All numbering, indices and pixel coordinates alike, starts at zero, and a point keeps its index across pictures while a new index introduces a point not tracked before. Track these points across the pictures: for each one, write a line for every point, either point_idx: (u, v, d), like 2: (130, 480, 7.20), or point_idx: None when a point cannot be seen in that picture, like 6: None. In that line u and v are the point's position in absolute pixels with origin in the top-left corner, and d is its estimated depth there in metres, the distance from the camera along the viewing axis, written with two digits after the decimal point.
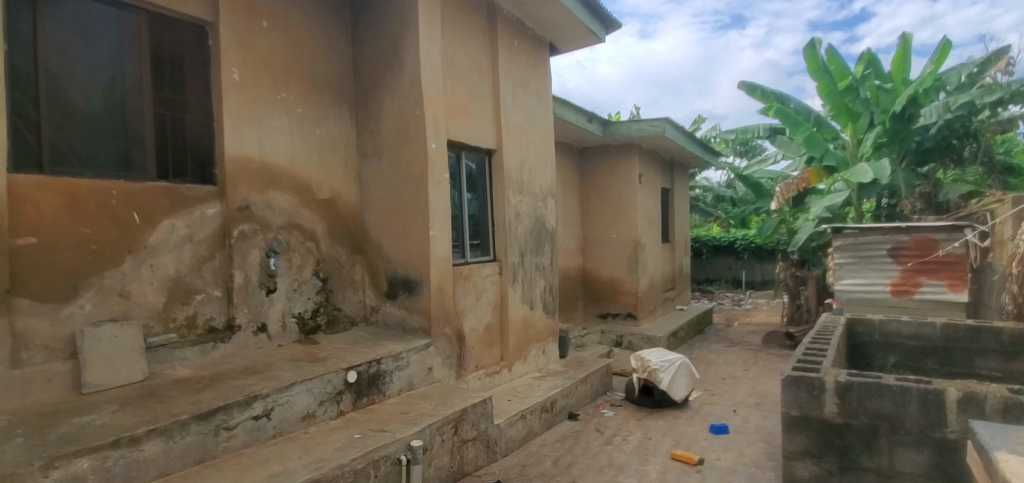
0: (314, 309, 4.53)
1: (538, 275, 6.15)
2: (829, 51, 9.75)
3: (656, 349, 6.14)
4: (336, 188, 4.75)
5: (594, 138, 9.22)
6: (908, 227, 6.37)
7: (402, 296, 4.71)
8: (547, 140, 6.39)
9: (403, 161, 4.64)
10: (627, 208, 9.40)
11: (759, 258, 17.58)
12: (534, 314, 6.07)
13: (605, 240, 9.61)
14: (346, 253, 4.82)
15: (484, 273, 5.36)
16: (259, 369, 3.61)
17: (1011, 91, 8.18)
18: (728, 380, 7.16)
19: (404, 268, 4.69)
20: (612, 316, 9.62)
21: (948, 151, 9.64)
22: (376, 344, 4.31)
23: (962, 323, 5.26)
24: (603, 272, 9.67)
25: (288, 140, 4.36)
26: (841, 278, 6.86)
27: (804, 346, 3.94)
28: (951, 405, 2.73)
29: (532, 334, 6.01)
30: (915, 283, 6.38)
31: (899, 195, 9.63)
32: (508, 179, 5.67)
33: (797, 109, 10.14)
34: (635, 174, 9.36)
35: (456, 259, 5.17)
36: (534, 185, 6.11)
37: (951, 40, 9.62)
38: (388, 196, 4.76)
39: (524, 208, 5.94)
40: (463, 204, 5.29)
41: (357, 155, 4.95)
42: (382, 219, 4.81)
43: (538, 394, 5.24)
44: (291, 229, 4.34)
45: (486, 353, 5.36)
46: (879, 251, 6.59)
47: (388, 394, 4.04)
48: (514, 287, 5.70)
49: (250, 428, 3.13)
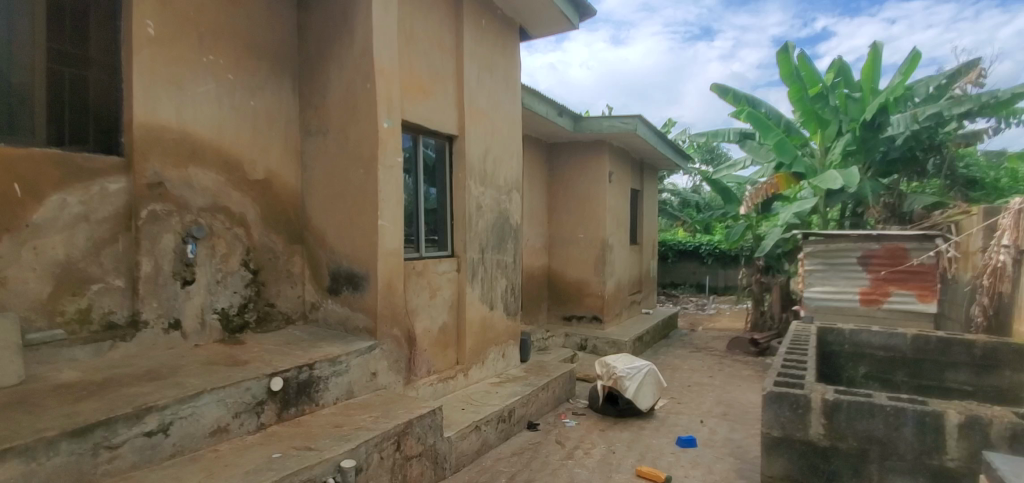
0: (242, 305, 4.00)
1: (499, 273, 5.72)
2: (801, 56, 9.68)
3: (621, 355, 5.79)
4: (273, 168, 4.21)
5: (564, 134, 8.84)
6: (878, 235, 6.23)
7: (345, 292, 4.21)
8: (514, 131, 5.98)
9: (350, 142, 4.13)
10: (595, 208, 9.08)
11: (722, 263, 17.62)
12: (494, 314, 5.64)
13: (572, 239, 9.28)
14: (282, 242, 4.29)
15: (440, 269, 4.90)
16: (162, 375, 3.06)
17: (980, 102, 8.38)
18: (694, 388, 6.91)
19: (349, 262, 4.18)
20: (577, 318, 9.29)
21: (913, 163, 9.76)
22: (311, 346, 3.80)
23: (933, 334, 5.14)
24: (569, 273, 9.33)
25: (214, 109, 3.81)
26: (810, 286, 6.69)
27: (782, 357, 3.65)
28: (951, 431, 2.45)
29: (491, 336, 5.58)
30: (884, 292, 6.24)
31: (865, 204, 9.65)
32: (469, 169, 5.22)
33: (768, 113, 10.03)
34: (606, 172, 9.06)
35: (409, 253, 4.69)
36: (498, 176, 5.67)
37: (920, 52, 9.72)
38: (332, 180, 4.24)
39: (487, 200, 5.50)
40: (419, 194, 4.81)
41: (299, 132, 4.42)
42: (325, 205, 4.29)
43: (496, 402, 4.81)
44: (215, 211, 3.80)
45: (440, 357, 4.91)
46: (849, 259, 6.44)
47: (322, 404, 3.55)
48: (473, 286, 5.26)
49: (140, 447, 2.59)
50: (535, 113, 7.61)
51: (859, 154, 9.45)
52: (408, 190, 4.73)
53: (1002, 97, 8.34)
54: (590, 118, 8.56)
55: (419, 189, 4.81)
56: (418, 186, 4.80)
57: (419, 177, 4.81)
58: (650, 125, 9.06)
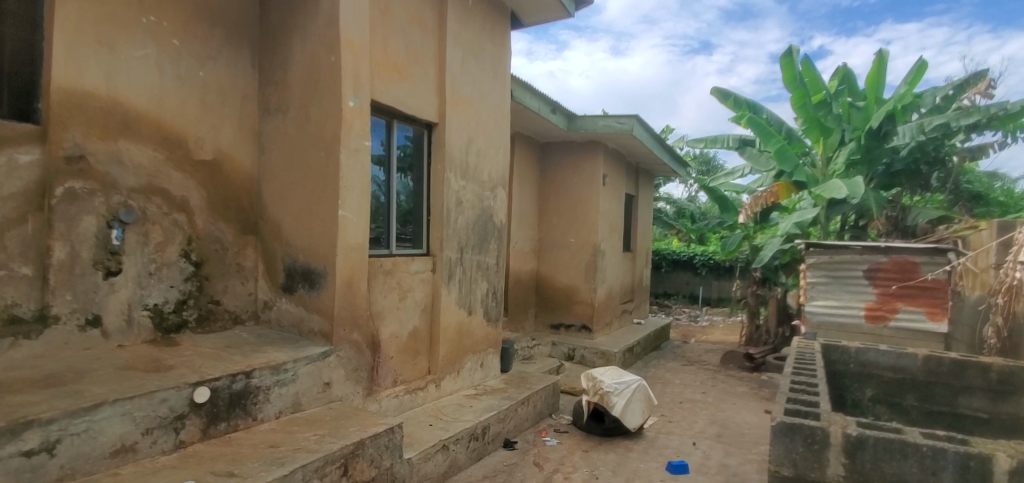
0: (179, 302, 3.54)
1: (479, 276, 5.26)
2: (805, 62, 9.27)
3: (609, 368, 5.33)
4: (224, 148, 3.77)
5: (558, 133, 8.42)
6: (886, 247, 5.82)
7: (300, 290, 3.74)
8: (502, 122, 5.54)
9: (311, 121, 3.68)
10: (588, 211, 8.66)
11: (716, 274, 17.24)
12: (473, 320, 5.19)
13: (563, 243, 8.85)
14: (233, 232, 3.84)
15: (412, 268, 4.44)
16: (63, 381, 2.62)
17: (989, 114, 8.05)
18: (686, 405, 6.47)
19: (305, 256, 3.71)
20: (565, 327, 8.84)
21: (915, 176, 9.40)
22: (255, 350, 3.35)
23: (945, 356, 4.74)
24: (558, 278, 8.88)
25: (154, 77, 3.39)
26: (812, 299, 6.27)
27: (789, 379, 3.21)
28: (1001, 478, 2.01)
29: (468, 344, 5.12)
30: (892, 308, 5.83)
31: (868, 216, 9.27)
32: (450, 160, 4.77)
33: (769, 119, 9.63)
34: (600, 173, 8.65)
35: (377, 250, 4.23)
36: (481, 171, 5.23)
37: (926, 62, 9.44)
38: (291, 163, 3.79)
39: (468, 196, 5.06)
40: (393, 185, 4.35)
41: (258, 109, 3.98)
42: (282, 191, 3.84)
43: (468, 417, 4.34)
44: (149, 193, 3.37)
45: (409, 365, 4.45)
46: (855, 272, 6.03)
47: (261, 419, 3.09)
48: (449, 288, 4.80)
49: (15, 470, 2.16)
50: (527, 108, 7.17)
51: (862, 165, 9.01)
52: (380, 180, 4.28)
53: (1011, 110, 8.00)
54: (585, 117, 8.15)
55: (393, 179, 4.36)
56: (392, 175, 4.34)
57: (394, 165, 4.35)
58: (647, 127, 8.67)
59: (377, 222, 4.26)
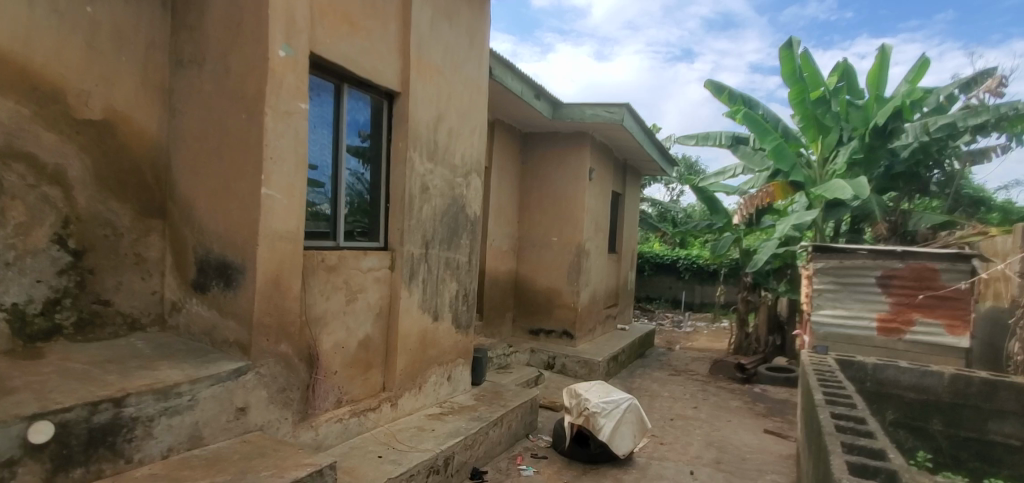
0: (50, 302, 2.73)
1: (448, 275, 4.53)
2: (804, 55, 8.64)
3: (596, 384, 4.62)
4: (120, 107, 2.99)
5: (541, 122, 7.74)
6: (903, 252, 5.19)
7: (214, 289, 2.97)
8: (478, 100, 4.82)
9: (232, 76, 2.92)
10: (572, 208, 8.00)
11: (699, 279, 16.77)
12: (439, 327, 4.45)
13: (545, 242, 8.15)
14: (131, 214, 3.05)
15: (364, 265, 3.67)
16: None
17: (999, 114, 7.64)
18: (677, 423, 5.83)
19: (221, 246, 2.94)
20: (545, 333, 8.15)
21: (914, 179, 8.90)
22: (145, 367, 2.58)
23: (975, 375, 4.21)
24: (538, 280, 8.18)
25: (20, 7, 2.59)
26: (818, 308, 5.53)
27: (829, 414, 2.60)
28: None
29: (432, 354, 4.38)
30: (907, 320, 5.20)
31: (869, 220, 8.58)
32: (414, 137, 4.02)
33: (766, 115, 8.96)
34: (587, 167, 7.98)
35: (319, 241, 3.46)
36: (452, 153, 4.50)
37: (927, 60, 9.01)
38: (206, 129, 3.03)
39: (436, 181, 4.33)
40: (342, 169, 3.59)
41: (169, 62, 3.21)
42: (196, 165, 3.07)
43: (428, 445, 3.59)
44: (10, 158, 2.58)
45: (359, 381, 3.69)
46: (865, 279, 5.37)
47: (139, 462, 2.32)
48: (410, 290, 4.04)
49: None
50: (508, 91, 6.44)
51: (862, 166, 8.38)
52: (326, 164, 3.51)
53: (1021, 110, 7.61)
54: (571, 105, 7.46)
55: (343, 162, 3.60)
56: (340, 158, 3.57)
57: (343, 147, 3.58)
58: (638, 119, 8.04)
59: (321, 214, 3.49)
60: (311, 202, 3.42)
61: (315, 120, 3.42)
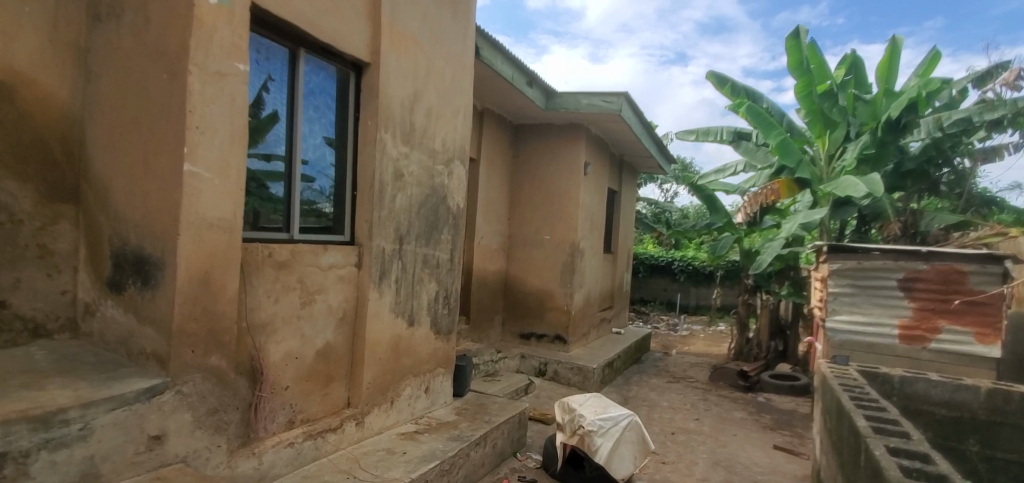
0: None
1: (426, 275, 4.02)
2: (811, 46, 8.15)
3: (592, 398, 4.12)
4: (19, 66, 2.46)
5: (534, 112, 7.25)
6: (928, 252, 4.70)
7: (131, 289, 2.45)
8: (463, 79, 4.31)
9: (153, 29, 2.40)
10: (566, 205, 7.50)
11: (695, 281, 16.34)
12: (415, 333, 3.93)
13: (536, 240, 7.65)
14: (34, 198, 2.51)
15: (324, 262, 3.15)
16: None
17: (1017, 108, 7.28)
18: (679, 438, 5.34)
19: (139, 236, 2.41)
20: (537, 337, 7.64)
21: (923, 178, 8.46)
22: (31, 387, 2.06)
23: (1015, 390, 3.75)
24: (529, 280, 7.67)
25: None
26: (834, 314, 5.06)
27: (884, 450, 2.12)
28: None
29: (407, 364, 3.86)
30: (932, 327, 4.74)
31: (881, 219, 8.01)
32: (387, 116, 3.50)
33: (770, 109, 8.44)
34: (582, 160, 7.49)
35: (271, 234, 2.95)
36: (432, 137, 3.98)
37: (938, 53, 8.61)
38: (126, 94, 2.50)
39: (414, 168, 3.81)
40: (297, 151, 3.06)
41: (87, 18, 2.68)
42: (114, 138, 2.54)
43: (395, 474, 3.05)
44: None
45: (317, 398, 3.17)
46: (886, 282, 4.90)
47: None
48: (381, 291, 3.52)
49: None
50: (498, 76, 5.93)
51: (871, 162, 7.73)
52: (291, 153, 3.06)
53: None
54: (565, 94, 6.97)
55: (298, 144, 3.07)
56: (296, 139, 3.05)
57: (299, 126, 3.06)
58: (636, 111, 7.56)
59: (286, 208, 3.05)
60: (265, 194, 2.93)
61: (276, 103, 2.97)
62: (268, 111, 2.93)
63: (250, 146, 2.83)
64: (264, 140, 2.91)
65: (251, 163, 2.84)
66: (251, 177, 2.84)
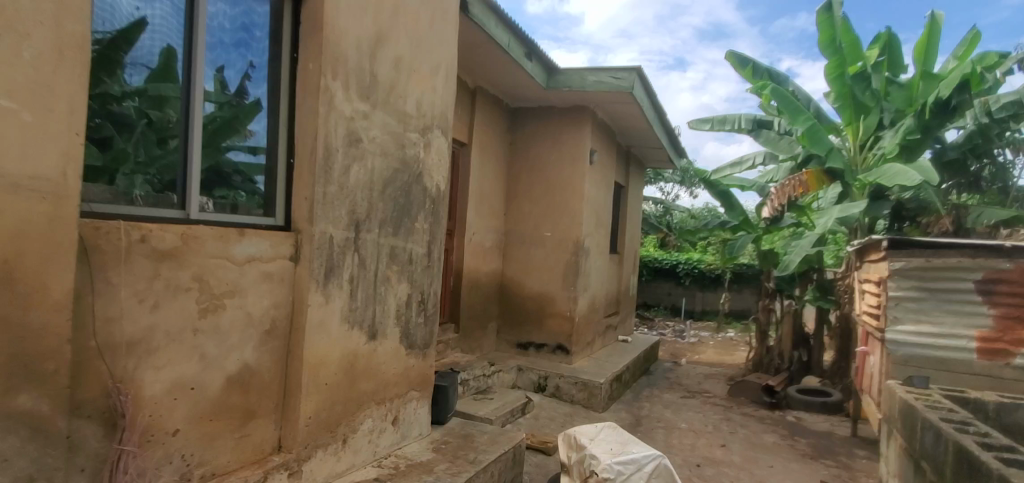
0: None
1: (395, 274, 3.13)
2: (843, 20, 7.10)
3: (606, 431, 3.24)
4: None
5: (533, 92, 6.37)
6: (1015, 247, 3.73)
7: None
8: (445, 29, 3.44)
9: None
10: (568, 197, 6.64)
11: (701, 285, 15.47)
12: (378, 349, 3.04)
13: (536, 238, 6.75)
14: None
15: (238, 254, 2.27)
16: None
17: None
18: (707, 472, 4.44)
19: None
20: (535, 347, 6.74)
21: (965, 170, 7.51)
22: None
23: None
24: (527, 283, 6.77)
25: None
26: (897, 323, 4.15)
27: None
28: None
29: (366, 390, 2.97)
30: (1019, 341, 3.80)
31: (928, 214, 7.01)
32: (336, 56, 2.60)
33: (797, 92, 7.50)
34: (587, 147, 6.60)
35: (171, 214, 2.12)
36: (403, 96, 3.09)
37: (981, 33, 7.73)
38: None
39: (377, 135, 2.92)
40: (198, 129, 2.18)
41: None
42: None
43: None
44: None
45: (228, 442, 2.31)
46: (960, 286, 3.96)
47: None
48: (326, 295, 2.63)
49: None
50: (491, 42, 5.04)
51: (914, 150, 6.80)
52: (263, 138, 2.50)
53: None
54: (568, 71, 6.08)
55: (199, 100, 2.19)
56: (195, 95, 2.17)
57: (200, 79, 2.19)
58: (647, 90, 6.67)
59: (231, 191, 2.37)
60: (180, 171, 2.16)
61: (261, 91, 2.49)
62: (252, 99, 2.45)
63: (233, 138, 2.37)
64: (249, 131, 2.44)
65: (233, 155, 2.38)
66: (233, 172, 2.38)
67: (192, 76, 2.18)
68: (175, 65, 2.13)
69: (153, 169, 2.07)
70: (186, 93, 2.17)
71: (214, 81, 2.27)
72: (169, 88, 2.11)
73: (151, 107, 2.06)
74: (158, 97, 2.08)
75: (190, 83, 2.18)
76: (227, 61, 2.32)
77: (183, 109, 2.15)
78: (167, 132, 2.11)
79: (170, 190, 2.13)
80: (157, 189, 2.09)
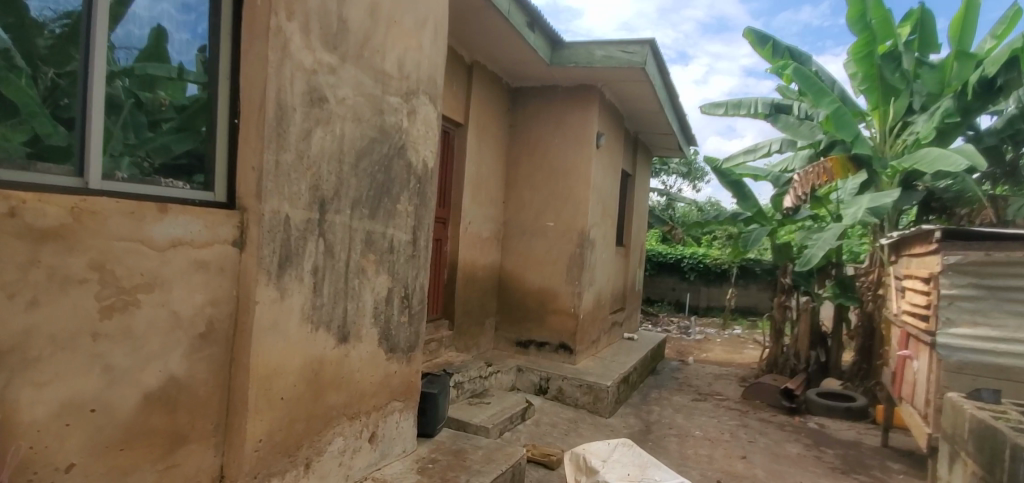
0: None
1: (372, 266, 2.62)
2: None
3: (622, 451, 2.74)
4: None
5: (536, 69, 5.84)
6: None
7: None
8: None
9: None
10: (573, 185, 6.12)
11: (706, 280, 14.99)
12: (350, 355, 2.53)
13: (538, 229, 6.24)
14: None
15: (159, 236, 1.77)
16: None
17: None
18: None
19: None
20: (536, 346, 6.24)
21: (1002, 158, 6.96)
22: None
23: None
24: (528, 277, 6.27)
25: None
26: (952, 327, 3.63)
27: None
28: None
29: (336, 404, 2.47)
30: None
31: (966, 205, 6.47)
32: None
33: (820, 73, 6.96)
34: (594, 131, 6.06)
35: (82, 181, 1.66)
36: (382, 52, 2.58)
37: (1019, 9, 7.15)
38: None
39: (349, 96, 2.40)
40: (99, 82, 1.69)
41: None
42: None
43: None
44: None
45: (148, 477, 1.82)
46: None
47: None
48: (282, 291, 2.13)
49: None
50: (490, 8, 4.52)
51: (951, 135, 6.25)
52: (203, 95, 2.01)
53: None
54: (574, 45, 5.55)
55: (100, 52, 1.68)
56: (95, 36, 1.67)
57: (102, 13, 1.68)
58: (661, 67, 6.14)
59: (156, 154, 1.88)
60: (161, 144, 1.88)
61: (200, 35, 1.99)
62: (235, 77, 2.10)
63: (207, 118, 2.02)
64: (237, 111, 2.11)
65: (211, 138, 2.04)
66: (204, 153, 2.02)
67: (177, 57, 1.92)
68: (160, 42, 1.87)
69: (140, 150, 1.83)
70: (169, 73, 1.90)
71: (198, 62, 2.00)
72: (152, 67, 1.85)
73: (140, 88, 1.83)
74: (143, 76, 1.83)
75: (175, 63, 1.92)
76: (208, 36, 2.02)
77: (167, 90, 1.89)
78: (155, 113, 1.86)
79: (156, 174, 1.88)
80: (140, 172, 1.84)
